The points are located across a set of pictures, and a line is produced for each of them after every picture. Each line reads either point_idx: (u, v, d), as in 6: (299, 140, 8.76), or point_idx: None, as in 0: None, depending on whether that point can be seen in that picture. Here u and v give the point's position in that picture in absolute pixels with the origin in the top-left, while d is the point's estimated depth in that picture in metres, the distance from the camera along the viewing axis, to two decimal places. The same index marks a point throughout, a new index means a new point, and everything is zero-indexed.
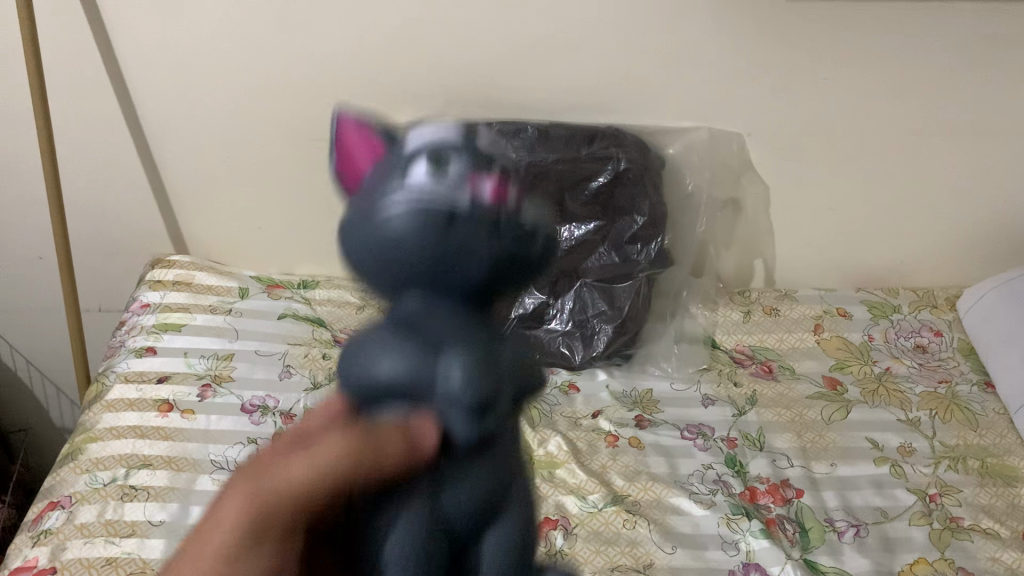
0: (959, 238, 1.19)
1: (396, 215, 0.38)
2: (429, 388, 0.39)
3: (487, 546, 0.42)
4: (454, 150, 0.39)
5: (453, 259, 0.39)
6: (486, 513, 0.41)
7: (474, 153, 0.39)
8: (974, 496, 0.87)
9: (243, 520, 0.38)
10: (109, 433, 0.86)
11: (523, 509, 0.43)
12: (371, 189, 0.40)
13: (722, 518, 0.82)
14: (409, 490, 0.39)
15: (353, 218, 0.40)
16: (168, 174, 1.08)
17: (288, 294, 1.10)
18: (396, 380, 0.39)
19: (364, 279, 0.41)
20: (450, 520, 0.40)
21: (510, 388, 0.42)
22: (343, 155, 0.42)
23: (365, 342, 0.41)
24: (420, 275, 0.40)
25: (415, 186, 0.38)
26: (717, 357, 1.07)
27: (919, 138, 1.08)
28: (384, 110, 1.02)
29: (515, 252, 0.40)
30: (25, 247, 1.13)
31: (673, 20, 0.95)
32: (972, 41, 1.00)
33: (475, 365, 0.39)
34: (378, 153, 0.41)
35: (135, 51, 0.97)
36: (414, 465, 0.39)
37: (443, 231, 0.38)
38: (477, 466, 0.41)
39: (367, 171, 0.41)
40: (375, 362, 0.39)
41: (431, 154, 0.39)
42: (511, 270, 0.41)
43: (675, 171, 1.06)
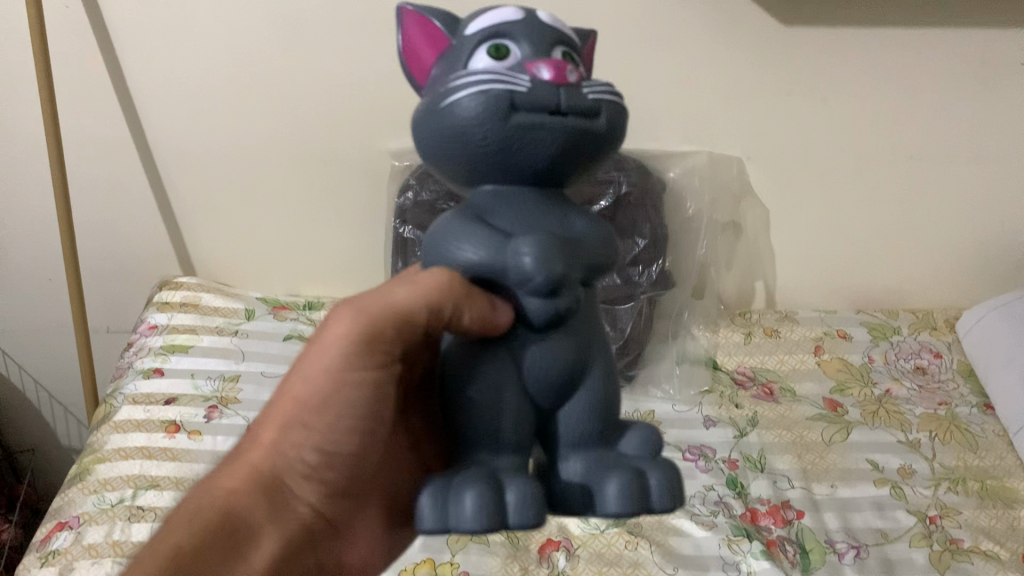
0: (958, 260, 1.20)
1: (465, 104, 0.42)
2: (503, 265, 0.42)
3: (569, 414, 0.44)
4: (510, 39, 0.44)
5: (515, 143, 0.42)
6: (568, 383, 0.44)
7: (525, 39, 0.44)
8: (973, 518, 0.88)
9: (354, 333, 0.47)
10: (117, 453, 0.87)
11: (606, 374, 0.46)
12: (436, 86, 0.45)
13: (723, 539, 0.82)
14: (496, 356, 0.44)
15: (421, 112, 0.45)
16: (176, 196, 1.10)
17: (293, 315, 1.12)
18: (477, 263, 0.43)
19: (439, 168, 0.46)
20: (531, 388, 0.44)
21: (585, 265, 0.44)
22: (410, 55, 0.48)
23: (446, 226, 0.45)
24: (488, 160, 0.43)
25: (478, 74, 0.42)
26: (718, 379, 1.07)
27: (917, 162, 1.09)
28: (389, 134, 1.04)
29: (581, 127, 0.43)
30: (35, 269, 1.15)
31: (672, 46, 0.97)
32: (965, 66, 1.02)
33: (546, 243, 0.42)
34: (440, 49, 0.47)
35: (145, 76, 0.99)
36: (493, 328, 0.43)
37: (510, 118, 0.42)
38: (554, 339, 0.44)
39: (435, 68, 0.46)
40: (458, 246, 0.44)
41: (490, 43, 0.44)
42: (580, 146, 0.44)
43: (676, 196, 1.07)
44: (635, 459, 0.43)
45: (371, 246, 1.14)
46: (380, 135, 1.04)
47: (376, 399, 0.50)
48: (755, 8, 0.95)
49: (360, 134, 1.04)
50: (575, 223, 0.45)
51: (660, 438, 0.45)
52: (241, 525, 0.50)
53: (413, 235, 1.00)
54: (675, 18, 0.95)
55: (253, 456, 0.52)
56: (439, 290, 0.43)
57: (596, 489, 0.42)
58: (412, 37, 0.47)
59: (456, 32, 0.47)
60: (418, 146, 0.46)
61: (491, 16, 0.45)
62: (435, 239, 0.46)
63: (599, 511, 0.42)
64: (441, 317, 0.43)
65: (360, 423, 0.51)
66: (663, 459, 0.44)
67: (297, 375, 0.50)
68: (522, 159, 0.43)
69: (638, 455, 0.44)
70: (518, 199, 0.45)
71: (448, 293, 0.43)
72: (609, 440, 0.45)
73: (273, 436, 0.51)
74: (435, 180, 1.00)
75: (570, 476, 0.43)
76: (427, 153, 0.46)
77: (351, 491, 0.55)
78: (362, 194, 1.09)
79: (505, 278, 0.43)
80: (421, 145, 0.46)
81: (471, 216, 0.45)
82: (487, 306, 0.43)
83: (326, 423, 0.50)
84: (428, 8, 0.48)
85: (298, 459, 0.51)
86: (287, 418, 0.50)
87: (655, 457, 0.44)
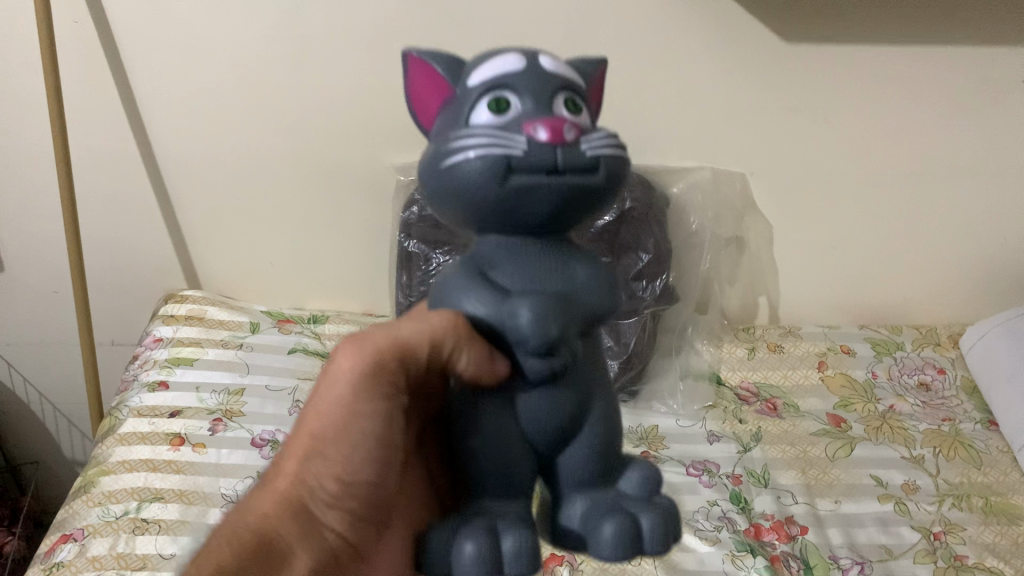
0: (962, 276, 1.20)
1: (466, 165, 0.43)
2: (502, 325, 0.43)
3: (569, 458, 0.46)
4: (511, 91, 0.44)
5: (514, 202, 0.43)
6: (567, 429, 0.45)
7: (526, 92, 0.44)
8: (978, 534, 0.87)
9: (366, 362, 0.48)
10: (122, 466, 0.87)
11: (608, 416, 0.46)
12: (440, 139, 0.46)
13: (727, 554, 0.82)
14: (495, 404, 0.45)
15: (427, 165, 0.46)
16: (182, 210, 1.10)
17: (298, 328, 1.12)
18: (477, 318, 0.44)
19: (446, 216, 0.47)
20: (532, 437, 0.45)
21: (586, 317, 0.45)
22: (418, 100, 0.49)
23: (454, 277, 0.46)
24: (490, 217, 0.44)
25: (477, 134, 0.43)
26: (722, 394, 1.07)
27: (920, 178, 1.10)
28: (394, 149, 1.04)
29: (580, 184, 0.43)
30: (42, 281, 1.15)
31: (676, 63, 0.98)
32: (968, 84, 1.03)
33: (543, 304, 0.43)
34: (445, 97, 0.47)
35: (154, 91, 1.00)
36: (491, 377, 0.44)
37: (507, 180, 0.42)
38: (555, 391, 0.45)
39: (440, 117, 0.47)
40: (461, 301, 0.45)
41: (491, 95, 0.45)
42: (579, 201, 0.44)
43: (679, 212, 1.08)
44: (633, 502, 0.44)
45: (376, 259, 1.15)
46: (385, 150, 1.04)
47: (391, 430, 0.50)
48: (759, 26, 0.96)
49: (365, 149, 1.04)
50: (577, 273, 0.46)
51: (661, 477, 0.46)
52: (270, 548, 0.50)
53: (418, 249, 1.02)
54: (679, 35, 0.96)
55: (276, 485, 0.52)
56: (443, 332, 0.45)
57: (591, 537, 0.42)
58: (418, 83, 0.49)
59: (458, 79, 0.47)
60: (428, 195, 0.47)
61: (492, 67, 0.45)
62: (444, 287, 0.47)
63: (594, 555, 0.42)
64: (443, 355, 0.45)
65: (381, 454, 0.51)
66: (662, 500, 0.44)
67: (314, 407, 0.50)
68: (521, 216, 0.44)
69: (635, 496, 0.45)
70: (521, 251, 0.46)
71: (450, 332, 0.44)
72: (609, 479, 0.46)
73: (294, 467, 0.51)
74: None
75: (569, 520, 0.44)
76: (435, 203, 0.47)
77: (372, 521, 0.54)
78: (367, 209, 1.10)
79: (503, 338, 0.43)
80: (429, 195, 0.47)
81: (475, 271, 0.46)
82: (484, 356, 0.43)
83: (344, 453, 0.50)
84: (431, 51, 0.48)
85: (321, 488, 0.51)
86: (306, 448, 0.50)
87: (654, 498, 0.44)
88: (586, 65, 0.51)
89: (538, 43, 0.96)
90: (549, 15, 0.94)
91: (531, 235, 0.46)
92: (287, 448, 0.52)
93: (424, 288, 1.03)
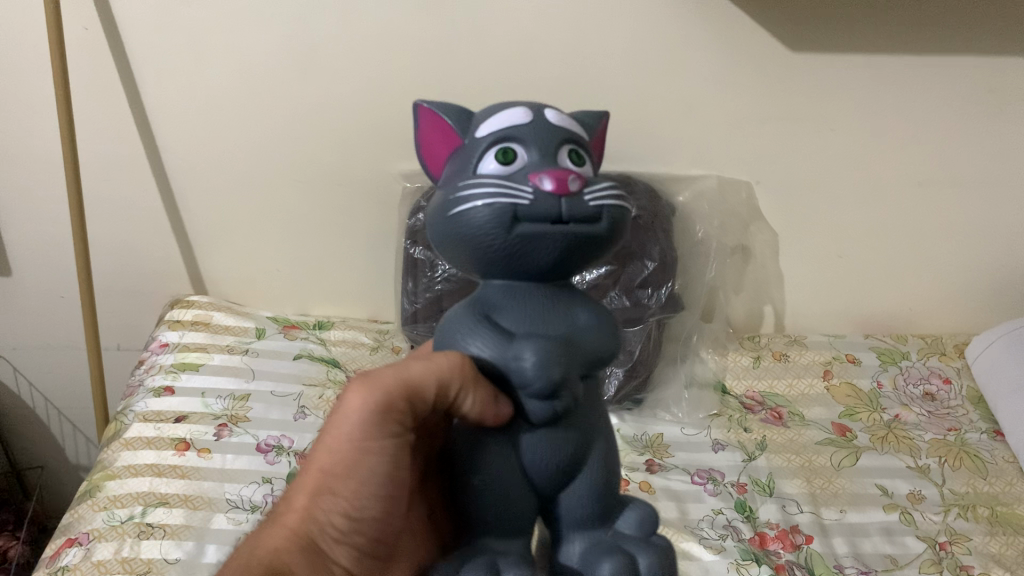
0: (967, 286, 1.20)
1: (474, 214, 0.44)
2: (506, 367, 0.44)
3: (569, 498, 0.47)
4: (518, 143, 0.46)
5: (518, 250, 0.45)
6: (568, 469, 0.46)
7: (532, 144, 0.46)
8: (984, 544, 0.87)
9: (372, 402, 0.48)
10: (127, 470, 0.87)
11: (605, 456, 0.48)
12: (448, 186, 0.47)
13: (732, 563, 0.82)
14: (497, 444, 0.45)
15: (435, 210, 0.48)
16: (189, 215, 1.11)
17: (303, 334, 1.13)
18: (482, 360, 0.45)
19: (452, 259, 0.48)
20: (533, 475, 0.46)
21: (587, 361, 0.46)
22: (428, 148, 0.50)
23: (458, 317, 0.47)
24: (496, 262, 0.46)
25: (485, 183, 0.44)
26: (727, 403, 1.07)
27: (926, 188, 1.10)
28: (401, 156, 1.04)
29: (582, 234, 0.45)
30: (48, 286, 1.15)
31: (683, 72, 0.98)
32: (975, 94, 1.03)
33: (547, 350, 0.44)
34: (453, 145, 0.49)
35: (162, 97, 1.00)
36: (494, 420, 0.45)
37: (514, 228, 0.44)
38: (555, 432, 0.46)
39: (448, 165, 0.49)
40: (464, 342, 0.46)
41: (499, 146, 0.46)
42: (581, 249, 0.46)
43: (685, 221, 1.07)
44: (630, 540, 0.46)
45: (381, 265, 1.15)
46: (392, 157, 1.04)
47: (399, 467, 0.50)
48: (767, 35, 0.96)
49: (372, 156, 1.05)
50: (578, 316, 0.47)
51: (656, 517, 0.48)
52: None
53: (423, 256, 1.02)
54: (685, 43, 0.96)
55: (287, 519, 0.51)
56: (450, 372, 0.45)
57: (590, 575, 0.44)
58: (427, 133, 0.50)
59: (467, 129, 0.49)
60: (434, 237, 0.49)
61: (500, 119, 0.47)
62: (447, 327, 0.48)
63: None
64: (448, 398, 0.44)
65: (389, 489, 0.50)
66: (657, 538, 0.47)
67: (322, 445, 0.50)
68: (526, 262, 0.46)
69: (633, 536, 0.47)
70: (522, 296, 0.47)
71: (457, 374, 0.44)
72: (607, 518, 0.48)
73: (305, 502, 0.51)
74: None
75: (570, 558, 0.47)
76: (441, 245, 0.48)
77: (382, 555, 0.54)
78: (374, 215, 1.10)
79: (508, 379, 0.44)
80: (435, 238, 0.48)
81: (478, 312, 0.47)
82: (490, 398, 0.44)
83: (354, 493, 0.49)
84: (441, 102, 0.50)
85: (331, 525, 0.50)
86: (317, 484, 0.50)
87: (650, 538, 0.47)
88: (588, 117, 0.52)
89: (544, 51, 0.96)
90: (556, 23, 0.94)
91: (532, 279, 0.47)
92: (298, 480, 0.52)
93: (429, 295, 1.03)
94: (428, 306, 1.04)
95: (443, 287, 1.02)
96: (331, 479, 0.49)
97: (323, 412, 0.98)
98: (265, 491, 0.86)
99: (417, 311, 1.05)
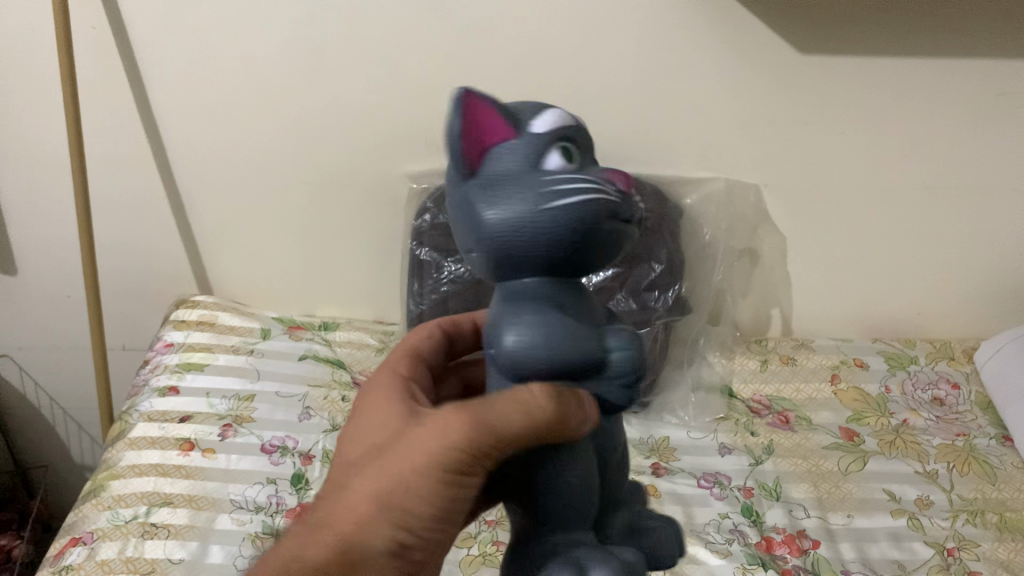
0: (976, 291, 1.19)
1: (582, 207, 0.43)
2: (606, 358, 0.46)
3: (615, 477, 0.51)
4: (573, 144, 0.46)
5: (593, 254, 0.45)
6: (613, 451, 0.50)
7: (584, 147, 0.47)
8: (993, 550, 0.86)
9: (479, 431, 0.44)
10: (131, 470, 0.87)
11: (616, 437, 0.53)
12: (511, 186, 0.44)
13: (738, 568, 0.81)
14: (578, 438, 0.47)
15: (501, 213, 0.44)
16: (195, 216, 1.11)
17: (309, 335, 1.13)
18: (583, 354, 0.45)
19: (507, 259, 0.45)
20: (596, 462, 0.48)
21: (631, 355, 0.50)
22: (469, 140, 0.45)
23: (516, 318, 0.45)
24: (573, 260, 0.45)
25: (581, 179, 0.44)
26: (734, 407, 1.07)
27: (935, 192, 1.09)
28: (408, 157, 1.04)
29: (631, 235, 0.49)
30: (54, 285, 1.15)
31: (692, 75, 0.98)
32: (985, 99, 1.02)
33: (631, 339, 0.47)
34: (505, 139, 0.45)
35: (170, 99, 1.00)
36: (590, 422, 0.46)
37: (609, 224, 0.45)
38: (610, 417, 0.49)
39: (506, 159, 0.45)
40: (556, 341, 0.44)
41: (561, 145, 0.46)
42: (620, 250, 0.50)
43: (693, 222, 1.08)
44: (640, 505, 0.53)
45: (388, 267, 1.15)
46: (399, 158, 1.04)
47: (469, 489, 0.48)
48: (776, 38, 0.95)
49: (379, 157, 1.04)
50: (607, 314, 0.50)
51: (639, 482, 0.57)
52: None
53: (430, 257, 1.03)
54: (695, 46, 0.95)
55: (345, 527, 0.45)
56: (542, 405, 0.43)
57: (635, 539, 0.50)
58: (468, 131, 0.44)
59: (515, 124, 0.46)
60: (485, 240, 0.45)
61: (556, 119, 0.46)
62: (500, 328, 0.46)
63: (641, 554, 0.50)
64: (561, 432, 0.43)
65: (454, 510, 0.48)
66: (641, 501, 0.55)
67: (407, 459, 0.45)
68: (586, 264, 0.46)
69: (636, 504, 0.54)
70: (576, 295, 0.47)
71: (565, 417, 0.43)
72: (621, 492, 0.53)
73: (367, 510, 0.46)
74: None
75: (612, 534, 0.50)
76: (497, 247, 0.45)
77: None
78: (380, 217, 1.10)
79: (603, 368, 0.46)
80: (489, 239, 0.44)
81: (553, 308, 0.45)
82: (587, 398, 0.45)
83: (429, 519, 0.45)
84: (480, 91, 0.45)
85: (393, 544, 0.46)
86: (389, 499, 0.45)
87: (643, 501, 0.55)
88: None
89: (553, 53, 0.96)
90: (565, 25, 0.94)
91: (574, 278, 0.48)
92: (354, 485, 0.47)
93: (435, 297, 1.03)
94: (434, 308, 1.03)
95: (448, 288, 1.02)
96: (410, 499, 0.45)
97: (328, 412, 0.98)
98: (269, 492, 0.86)
99: (423, 313, 1.04)
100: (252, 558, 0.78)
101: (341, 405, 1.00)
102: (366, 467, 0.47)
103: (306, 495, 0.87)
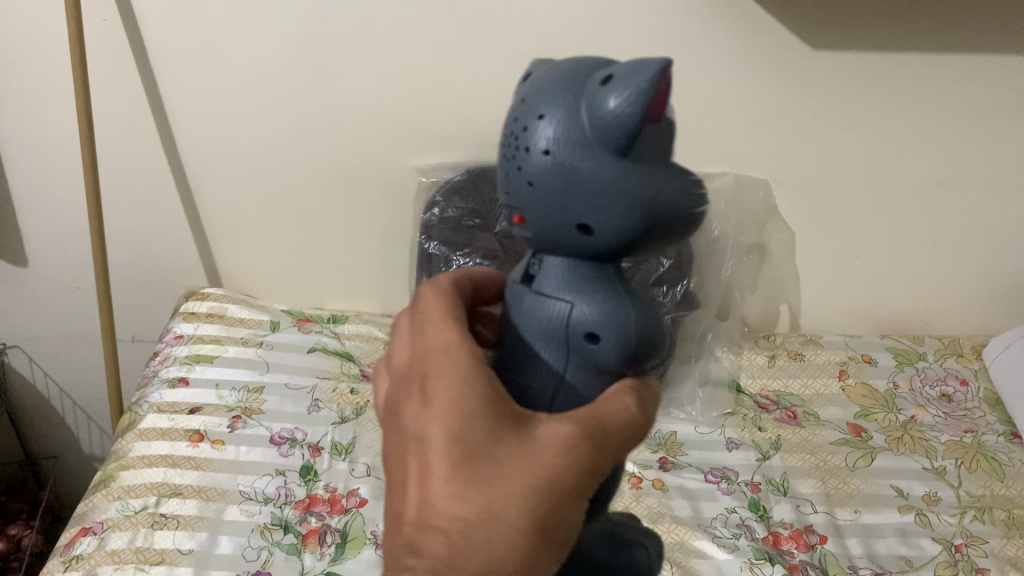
0: (986, 288, 1.19)
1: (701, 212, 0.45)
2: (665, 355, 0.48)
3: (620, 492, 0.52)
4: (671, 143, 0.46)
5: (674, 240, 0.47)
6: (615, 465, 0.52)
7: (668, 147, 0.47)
8: (1000, 547, 0.86)
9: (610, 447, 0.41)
10: (141, 461, 0.88)
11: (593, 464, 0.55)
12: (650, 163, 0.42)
13: (745, 562, 0.82)
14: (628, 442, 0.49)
15: (654, 194, 0.42)
16: (206, 209, 1.11)
17: (317, 328, 1.13)
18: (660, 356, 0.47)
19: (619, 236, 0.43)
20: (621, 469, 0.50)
21: None
22: (654, 106, 0.39)
23: (624, 306, 0.44)
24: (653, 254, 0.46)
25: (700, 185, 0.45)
26: (742, 402, 1.07)
27: (946, 188, 1.09)
28: (417, 151, 1.04)
29: None
30: (64, 277, 1.16)
31: (702, 70, 0.97)
32: (997, 95, 1.01)
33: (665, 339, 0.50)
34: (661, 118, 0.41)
35: (181, 91, 1.00)
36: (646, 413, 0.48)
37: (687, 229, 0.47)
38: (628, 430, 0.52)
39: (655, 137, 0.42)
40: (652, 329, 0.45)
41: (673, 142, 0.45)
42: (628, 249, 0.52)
43: (702, 218, 1.05)
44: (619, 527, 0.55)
45: (397, 260, 1.15)
46: (409, 152, 1.04)
47: None
48: (787, 33, 0.95)
49: (389, 151, 1.05)
50: None
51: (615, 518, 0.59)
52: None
53: (438, 251, 1.03)
54: (705, 42, 0.95)
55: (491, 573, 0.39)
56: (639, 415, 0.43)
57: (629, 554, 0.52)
58: (649, 103, 0.39)
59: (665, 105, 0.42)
60: (629, 219, 0.42)
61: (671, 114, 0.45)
62: (612, 319, 0.43)
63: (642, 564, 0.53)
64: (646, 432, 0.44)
65: None
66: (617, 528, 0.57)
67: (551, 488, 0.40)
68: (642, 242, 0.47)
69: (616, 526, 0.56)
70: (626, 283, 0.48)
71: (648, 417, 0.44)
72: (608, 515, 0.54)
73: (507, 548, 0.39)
74: (461, 197, 1.01)
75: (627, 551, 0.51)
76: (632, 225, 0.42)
77: None
78: (389, 210, 1.10)
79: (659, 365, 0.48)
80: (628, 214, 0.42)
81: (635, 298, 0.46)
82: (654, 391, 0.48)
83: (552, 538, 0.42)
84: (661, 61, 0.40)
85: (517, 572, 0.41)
86: (540, 526, 0.40)
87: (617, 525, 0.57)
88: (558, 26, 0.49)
89: (564, 48, 0.96)
90: (575, 19, 0.94)
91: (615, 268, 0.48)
92: (491, 508, 0.39)
93: None
94: None
95: None
96: (554, 524, 0.40)
97: (337, 405, 0.99)
98: (278, 484, 0.87)
99: None
100: (261, 549, 0.79)
101: (349, 397, 1.00)
102: (493, 484, 0.40)
103: (314, 487, 0.87)
